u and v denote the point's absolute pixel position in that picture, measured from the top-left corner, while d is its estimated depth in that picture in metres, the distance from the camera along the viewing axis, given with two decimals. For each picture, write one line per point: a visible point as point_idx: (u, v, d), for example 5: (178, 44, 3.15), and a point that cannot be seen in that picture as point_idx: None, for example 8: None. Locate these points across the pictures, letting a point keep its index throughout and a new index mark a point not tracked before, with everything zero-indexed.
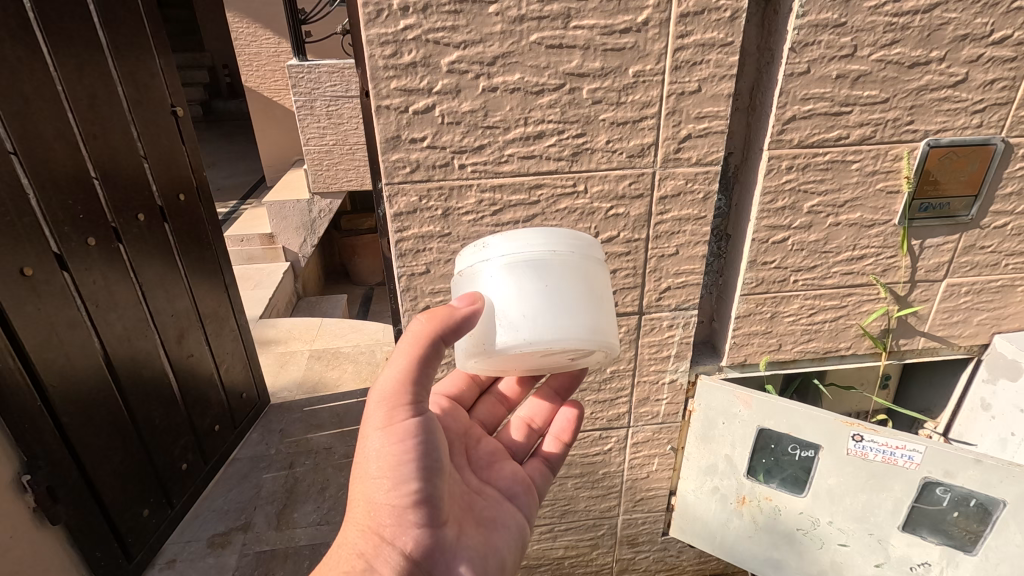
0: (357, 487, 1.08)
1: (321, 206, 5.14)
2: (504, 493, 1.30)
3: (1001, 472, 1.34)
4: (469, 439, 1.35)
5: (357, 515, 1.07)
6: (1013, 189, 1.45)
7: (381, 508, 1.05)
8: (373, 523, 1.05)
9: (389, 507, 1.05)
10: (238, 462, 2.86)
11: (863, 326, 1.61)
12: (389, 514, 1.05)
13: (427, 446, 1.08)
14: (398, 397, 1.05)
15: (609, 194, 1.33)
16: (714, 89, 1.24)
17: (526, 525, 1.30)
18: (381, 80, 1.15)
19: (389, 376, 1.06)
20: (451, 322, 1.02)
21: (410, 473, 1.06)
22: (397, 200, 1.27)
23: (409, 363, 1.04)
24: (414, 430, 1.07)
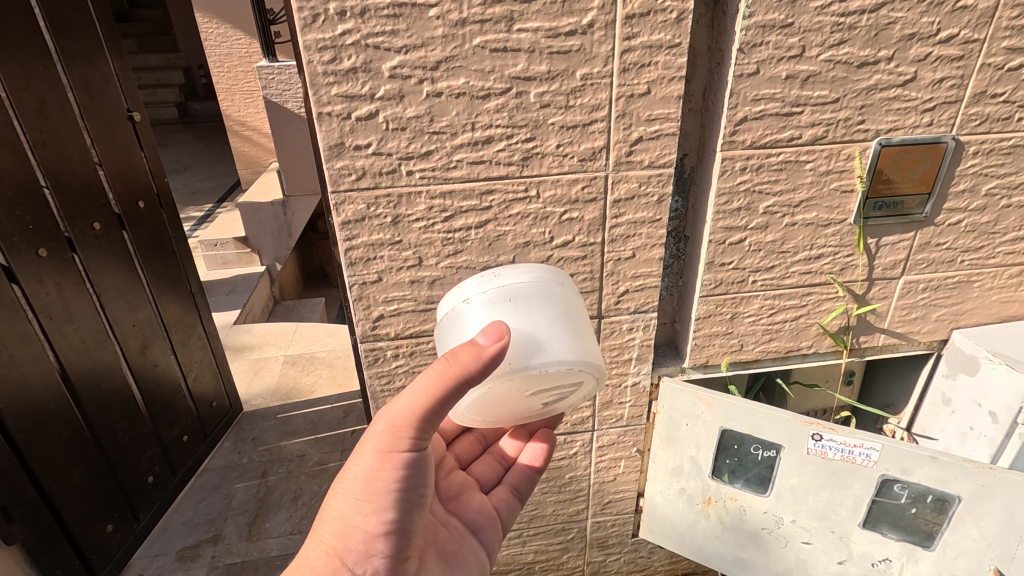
0: (332, 504, 1.05)
1: (296, 207, 5.11)
2: (468, 526, 1.30)
3: (956, 469, 1.35)
4: (440, 469, 1.35)
5: (325, 533, 1.04)
6: (966, 186, 1.46)
7: (354, 533, 1.02)
8: (340, 546, 1.02)
9: (362, 532, 1.02)
10: (209, 473, 2.81)
11: (823, 324, 1.61)
12: (360, 543, 1.02)
13: (413, 480, 1.05)
14: (402, 430, 1.00)
15: (562, 198, 1.31)
16: (664, 91, 1.23)
17: (487, 559, 1.31)
18: (321, 86, 1.12)
19: (398, 404, 1.00)
20: (478, 368, 0.95)
21: (391, 504, 1.04)
22: (344, 208, 1.25)
23: (426, 404, 0.98)
24: (406, 464, 1.03)
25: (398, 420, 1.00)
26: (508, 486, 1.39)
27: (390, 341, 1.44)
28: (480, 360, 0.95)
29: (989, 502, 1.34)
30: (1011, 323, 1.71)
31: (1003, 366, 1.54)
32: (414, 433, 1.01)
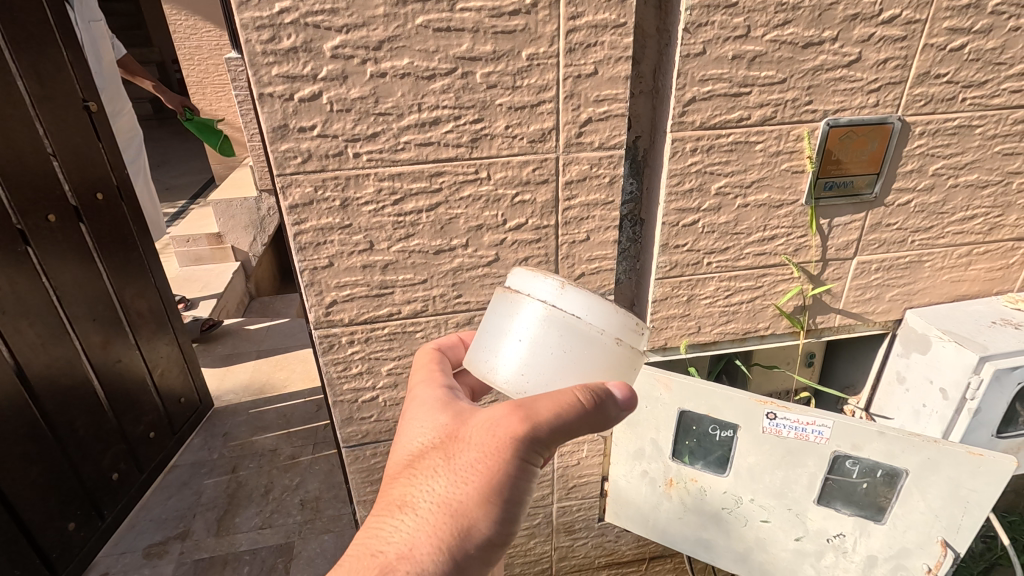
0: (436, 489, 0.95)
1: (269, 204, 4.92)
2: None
3: (903, 443, 1.38)
4: None
5: (423, 519, 0.94)
6: (914, 166, 1.48)
7: (470, 536, 0.94)
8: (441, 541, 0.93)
9: (478, 537, 0.95)
10: (178, 469, 2.78)
11: (779, 305, 1.63)
12: (470, 542, 0.95)
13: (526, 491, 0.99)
14: (536, 441, 0.93)
15: (513, 180, 1.31)
16: (611, 71, 1.23)
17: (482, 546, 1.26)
18: (260, 66, 1.11)
19: (529, 409, 0.92)
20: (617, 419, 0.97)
21: (506, 511, 0.97)
22: (291, 191, 1.23)
23: (575, 426, 0.93)
24: (524, 473, 0.96)
25: (535, 427, 0.92)
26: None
27: (344, 327, 1.43)
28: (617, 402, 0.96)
29: (934, 474, 1.37)
30: (962, 302, 1.74)
31: (953, 344, 1.57)
32: (545, 445, 0.95)
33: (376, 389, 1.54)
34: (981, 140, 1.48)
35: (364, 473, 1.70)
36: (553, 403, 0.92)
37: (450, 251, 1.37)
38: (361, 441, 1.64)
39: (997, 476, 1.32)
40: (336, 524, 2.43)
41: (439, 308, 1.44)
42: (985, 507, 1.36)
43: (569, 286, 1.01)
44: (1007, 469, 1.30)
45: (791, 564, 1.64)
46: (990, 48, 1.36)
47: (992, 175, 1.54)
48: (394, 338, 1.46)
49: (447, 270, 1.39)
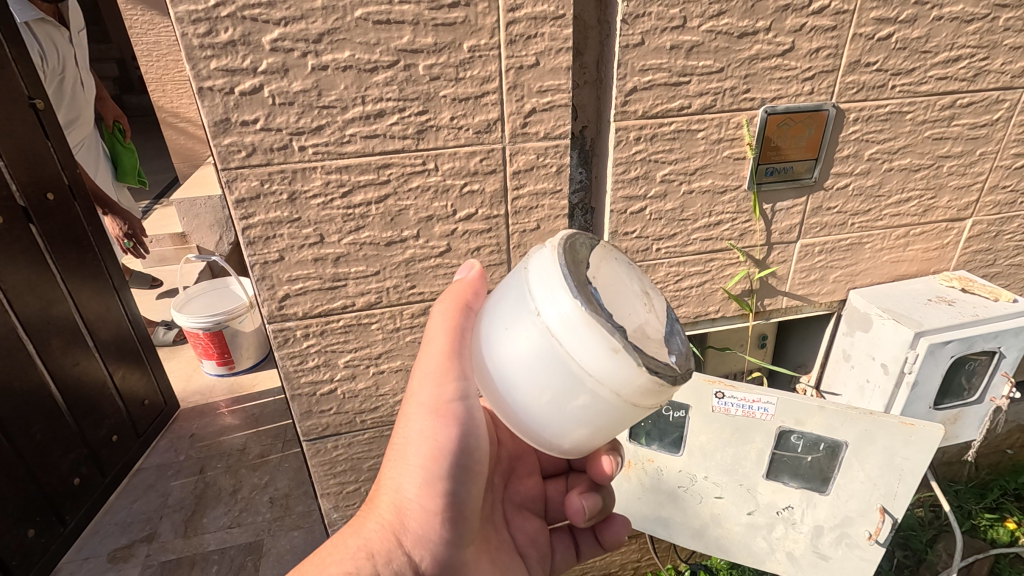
0: (388, 476, 1.07)
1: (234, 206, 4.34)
2: (516, 546, 1.29)
3: (842, 416, 1.44)
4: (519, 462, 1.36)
5: (381, 504, 1.05)
6: (850, 152, 1.55)
7: (411, 508, 1.03)
8: (395, 523, 1.03)
9: (422, 509, 1.03)
10: (143, 472, 2.73)
11: (727, 289, 1.69)
12: (416, 509, 1.03)
13: (466, 448, 1.06)
14: (448, 375, 1.05)
15: (461, 170, 1.33)
16: (553, 62, 1.25)
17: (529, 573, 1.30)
18: (198, 60, 1.11)
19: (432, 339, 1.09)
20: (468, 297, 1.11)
21: (444, 478, 1.04)
22: (236, 185, 1.23)
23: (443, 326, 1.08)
24: (458, 419, 1.05)
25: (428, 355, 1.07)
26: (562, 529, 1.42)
27: (299, 320, 1.44)
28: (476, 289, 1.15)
29: (871, 445, 1.46)
30: (902, 281, 1.82)
31: (891, 321, 1.64)
32: (462, 380, 1.06)
33: (334, 381, 1.55)
34: (912, 126, 1.55)
35: (326, 466, 1.71)
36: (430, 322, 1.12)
37: (402, 242, 1.38)
38: (322, 433, 1.64)
39: (927, 444, 1.42)
40: (306, 520, 2.43)
41: (393, 299, 1.45)
42: (917, 474, 1.46)
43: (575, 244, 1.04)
44: (936, 437, 1.40)
45: (744, 536, 1.71)
46: (916, 37, 1.42)
47: (923, 159, 1.61)
48: (350, 330, 1.48)
49: (400, 261, 1.41)
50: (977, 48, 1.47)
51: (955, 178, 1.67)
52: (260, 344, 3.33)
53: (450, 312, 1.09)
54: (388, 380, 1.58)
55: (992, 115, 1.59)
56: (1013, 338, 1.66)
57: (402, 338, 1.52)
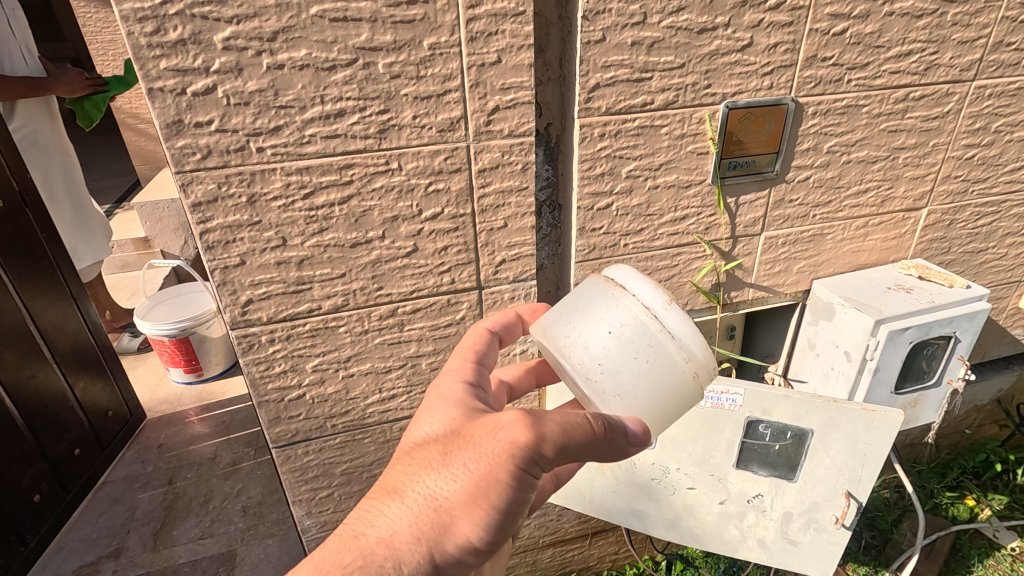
0: (429, 490, 0.92)
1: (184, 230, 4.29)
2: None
3: (806, 405, 1.48)
4: None
5: (412, 511, 0.91)
6: (810, 145, 1.58)
7: (446, 541, 0.90)
8: (422, 535, 0.89)
9: (458, 542, 0.91)
10: (109, 486, 2.64)
11: (695, 282, 1.71)
12: (454, 547, 0.90)
13: (521, 504, 0.93)
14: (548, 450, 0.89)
15: (425, 169, 1.31)
16: (514, 60, 1.25)
17: None
18: (147, 60, 1.07)
19: (551, 433, 0.88)
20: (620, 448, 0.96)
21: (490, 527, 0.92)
22: (192, 188, 1.20)
23: (578, 434, 0.91)
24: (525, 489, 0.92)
25: (546, 439, 0.88)
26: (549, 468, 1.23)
27: (263, 326, 1.41)
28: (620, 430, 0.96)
29: (835, 431, 1.50)
30: (863, 271, 1.87)
31: (853, 310, 1.68)
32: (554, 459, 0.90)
33: (302, 386, 1.53)
34: (868, 119, 1.59)
35: (297, 473, 1.68)
36: (562, 418, 0.91)
37: (367, 243, 1.36)
38: (292, 440, 1.61)
39: (887, 428, 1.46)
40: (280, 528, 2.38)
41: (360, 301, 1.43)
42: (880, 458, 1.51)
43: (672, 306, 1.00)
44: (895, 422, 1.45)
45: (717, 525, 1.73)
46: (869, 32, 1.46)
47: (880, 151, 1.65)
48: (317, 334, 1.45)
49: (366, 262, 1.39)
50: (927, 43, 1.52)
51: (910, 169, 1.72)
52: (228, 349, 3.27)
53: (596, 427, 0.93)
54: (359, 383, 1.56)
55: (943, 108, 1.64)
56: (967, 323, 1.72)
57: (371, 341, 1.50)
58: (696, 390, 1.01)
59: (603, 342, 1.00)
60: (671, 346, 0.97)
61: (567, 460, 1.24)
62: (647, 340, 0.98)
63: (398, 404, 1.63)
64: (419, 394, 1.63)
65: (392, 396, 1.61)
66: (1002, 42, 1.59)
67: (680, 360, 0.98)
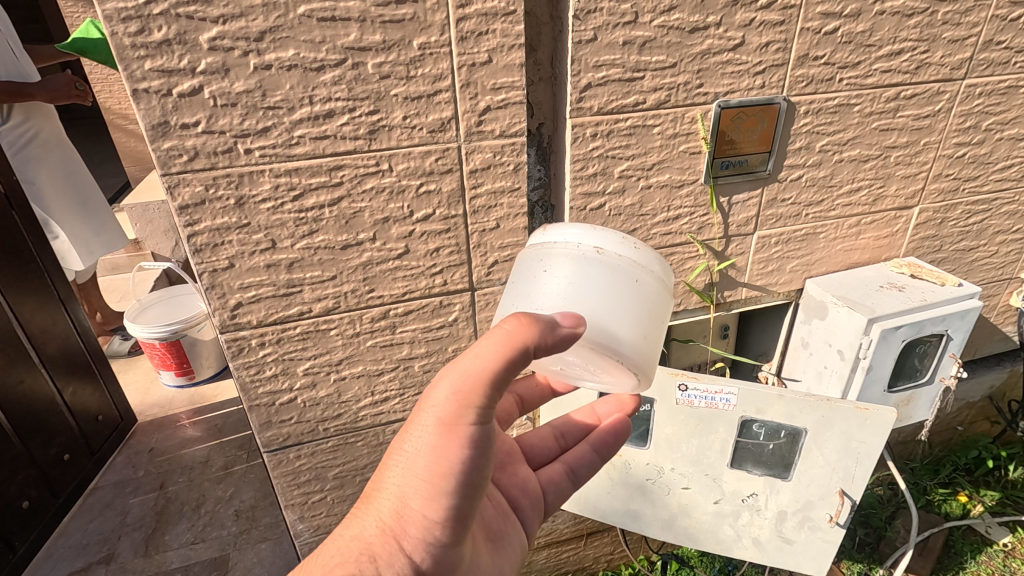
0: (390, 477, 0.96)
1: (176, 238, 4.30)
2: (509, 505, 1.19)
3: (800, 404, 1.48)
4: None
5: (381, 502, 0.96)
6: (802, 144, 1.58)
7: (411, 516, 0.92)
8: (394, 526, 0.93)
9: (421, 517, 0.92)
10: (99, 491, 2.61)
11: (688, 282, 1.71)
12: (416, 521, 0.92)
13: (479, 467, 0.92)
14: (474, 394, 0.87)
15: (416, 170, 1.30)
16: (505, 59, 1.24)
17: (525, 542, 1.20)
18: (131, 61, 1.05)
19: (466, 375, 0.86)
20: (537, 341, 0.84)
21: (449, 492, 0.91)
22: (179, 191, 1.18)
23: (490, 356, 0.85)
24: (474, 440, 0.90)
25: (469, 383, 0.87)
26: (565, 467, 1.27)
27: (253, 329, 1.39)
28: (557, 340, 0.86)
29: (829, 431, 1.50)
30: (855, 269, 1.87)
31: (845, 309, 1.68)
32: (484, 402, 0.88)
33: (293, 390, 1.51)
34: (860, 117, 1.59)
35: (290, 477, 1.67)
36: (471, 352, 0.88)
37: (358, 245, 1.35)
38: (284, 444, 1.60)
39: (881, 427, 1.46)
40: (273, 532, 2.36)
41: (351, 304, 1.42)
42: (873, 456, 1.51)
43: (553, 224, 1.10)
44: (889, 420, 1.44)
45: (711, 525, 1.73)
46: (860, 31, 1.46)
47: (872, 150, 1.65)
48: (308, 337, 1.44)
49: (357, 264, 1.37)
50: (918, 41, 1.52)
51: (901, 167, 1.72)
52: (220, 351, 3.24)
53: (506, 345, 0.85)
54: (351, 386, 1.55)
55: (934, 106, 1.64)
56: (959, 321, 1.72)
57: (363, 344, 1.49)
58: (607, 263, 1.01)
59: (515, 287, 1.07)
60: (560, 247, 1.04)
61: (584, 455, 1.27)
62: (540, 257, 1.06)
63: (391, 407, 1.62)
64: (412, 396, 1.62)
65: (385, 399, 1.60)
66: (992, 41, 1.59)
67: (574, 250, 1.03)
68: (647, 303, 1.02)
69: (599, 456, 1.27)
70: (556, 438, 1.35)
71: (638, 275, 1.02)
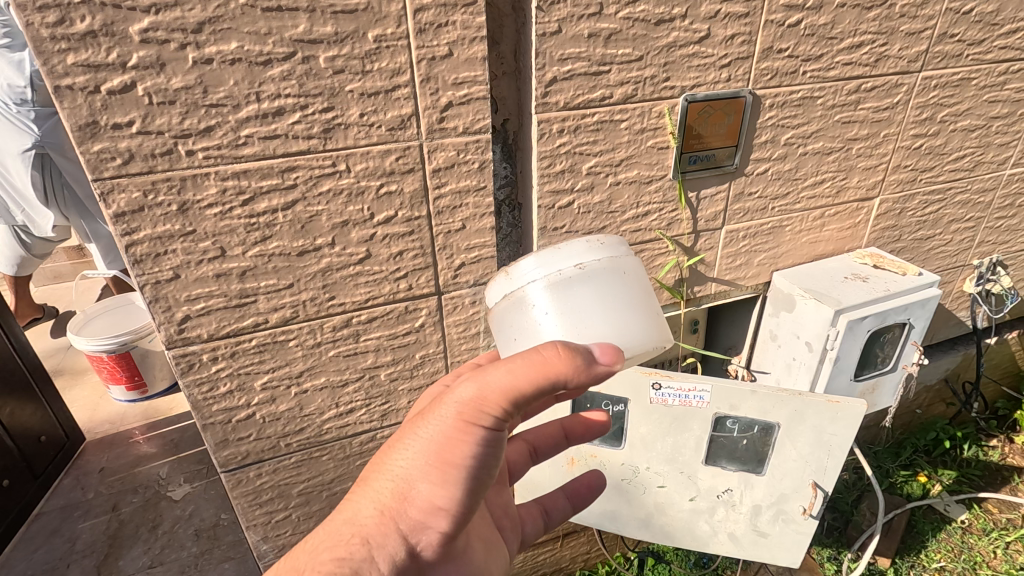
0: (391, 462, 0.93)
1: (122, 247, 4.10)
2: (495, 522, 1.16)
3: (774, 399, 1.47)
4: None
5: (379, 488, 0.93)
6: (767, 137, 1.57)
7: (412, 505, 0.90)
8: (393, 513, 0.90)
9: (424, 509, 0.90)
10: (44, 516, 2.44)
11: (659, 279, 1.69)
12: (416, 510, 0.90)
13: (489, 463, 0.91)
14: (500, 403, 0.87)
15: (376, 171, 1.23)
16: (467, 52, 1.18)
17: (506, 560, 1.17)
18: (51, 54, 0.95)
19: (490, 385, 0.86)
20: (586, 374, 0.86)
21: (465, 491, 0.90)
22: (113, 197, 1.08)
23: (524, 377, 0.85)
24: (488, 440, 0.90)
25: (493, 393, 0.87)
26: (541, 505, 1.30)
27: (204, 344, 1.30)
28: (594, 379, 0.88)
29: (802, 424, 1.50)
30: (820, 260, 1.89)
31: (813, 301, 1.69)
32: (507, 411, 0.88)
33: (251, 406, 1.42)
34: (823, 110, 1.59)
35: (251, 496, 1.58)
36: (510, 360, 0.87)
37: (316, 251, 1.27)
38: (243, 462, 1.51)
39: (852, 419, 1.48)
40: (237, 550, 2.25)
41: (311, 313, 1.34)
42: (845, 448, 1.52)
43: None
44: (859, 412, 1.45)
45: (688, 521, 1.72)
46: (822, 23, 1.45)
47: (835, 142, 1.66)
48: (265, 350, 1.35)
49: (315, 271, 1.29)
50: (877, 34, 1.53)
51: (863, 159, 1.74)
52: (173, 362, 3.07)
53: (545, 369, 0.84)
54: (313, 399, 1.47)
55: (892, 99, 1.66)
56: (920, 310, 1.76)
57: (325, 354, 1.41)
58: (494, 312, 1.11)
59: None
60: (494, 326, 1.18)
61: (557, 501, 1.32)
62: None
63: (356, 418, 1.55)
64: (378, 406, 1.56)
65: (350, 411, 1.53)
66: (946, 34, 1.61)
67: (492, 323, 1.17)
68: (589, 290, 1.01)
69: (570, 502, 1.33)
70: (531, 455, 1.32)
71: (583, 264, 1.01)
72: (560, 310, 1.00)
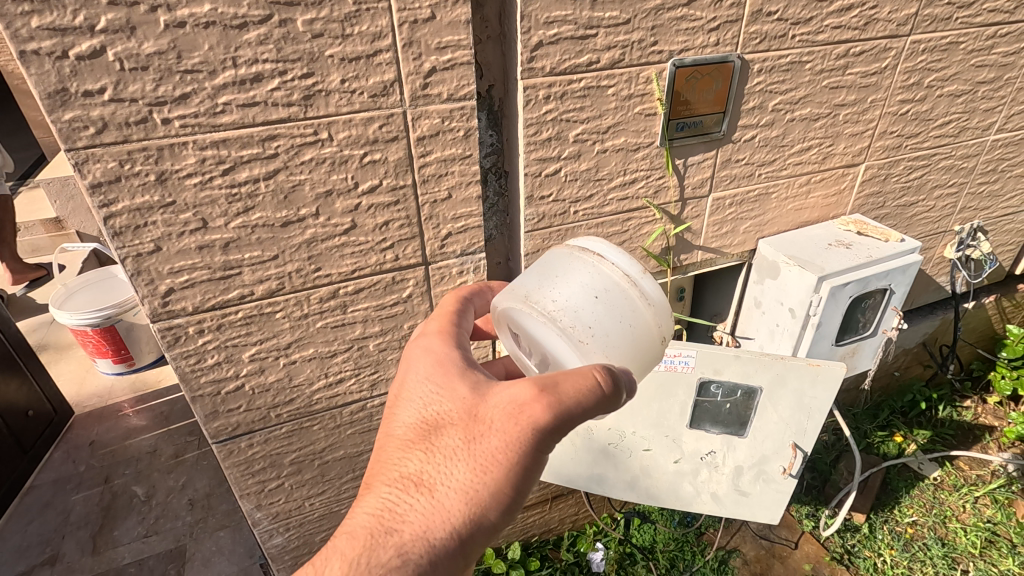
0: (455, 480, 0.95)
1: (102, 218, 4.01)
2: None
3: (756, 364, 1.51)
4: None
5: (440, 503, 0.95)
6: (755, 103, 1.56)
7: (477, 517, 0.96)
8: (460, 526, 0.95)
9: (486, 518, 0.97)
10: (36, 490, 2.45)
11: (646, 247, 1.70)
12: (478, 519, 0.96)
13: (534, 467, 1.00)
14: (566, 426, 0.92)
15: (359, 139, 1.21)
16: (450, 15, 1.15)
17: None
18: (12, 17, 0.91)
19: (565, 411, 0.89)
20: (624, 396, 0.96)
21: (516, 498, 0.98)
22: (88, 167, 1.05)
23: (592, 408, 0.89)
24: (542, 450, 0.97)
25: (559, 413, 0.88)
26: None
27: (190, 316, 1.29)
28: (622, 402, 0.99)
29: (783, 388, 1.54)
30: (805, 228, 1.91)
31: (796, 268, 1.71)
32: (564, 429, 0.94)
33: (239, 378, 1.42)
34: (811, 75, 1.58)
35: (243, 466, 1.59)
36: (575, 384, 0.87)
37: (300, 222, 1.25)
38: (234, 433, 1.52)
39: (831, 381, 1.52)
40: (231, 519, 2.29)
41: (297, 284, 1.33)
42: (824, 410, 1.57)
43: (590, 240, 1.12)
44: (838, 375, 1.50)
45: (672, 483, 1.77)
46: None
47: (822, 108, 1.66)
48: (251, 322, 1.35)
49: (300, 242, 1.28)
50: None
51: (850, 125, 1.74)
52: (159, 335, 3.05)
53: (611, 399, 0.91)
54: (302, 370, 1.48)
55: (881, 63, 1.65)
56: (901, 276, 1.79)
57: (313, 325, 1.41)
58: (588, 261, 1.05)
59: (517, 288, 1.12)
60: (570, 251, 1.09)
61: None
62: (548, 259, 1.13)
63: (346, 388, 1.56)
64: (367, 376, 1.57)
65: (339, 381, 1.53)
66: None
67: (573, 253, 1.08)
68: (646, 343, 1.02)
69: None
70: None
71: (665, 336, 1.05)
72: (636, 325, 1.01)
